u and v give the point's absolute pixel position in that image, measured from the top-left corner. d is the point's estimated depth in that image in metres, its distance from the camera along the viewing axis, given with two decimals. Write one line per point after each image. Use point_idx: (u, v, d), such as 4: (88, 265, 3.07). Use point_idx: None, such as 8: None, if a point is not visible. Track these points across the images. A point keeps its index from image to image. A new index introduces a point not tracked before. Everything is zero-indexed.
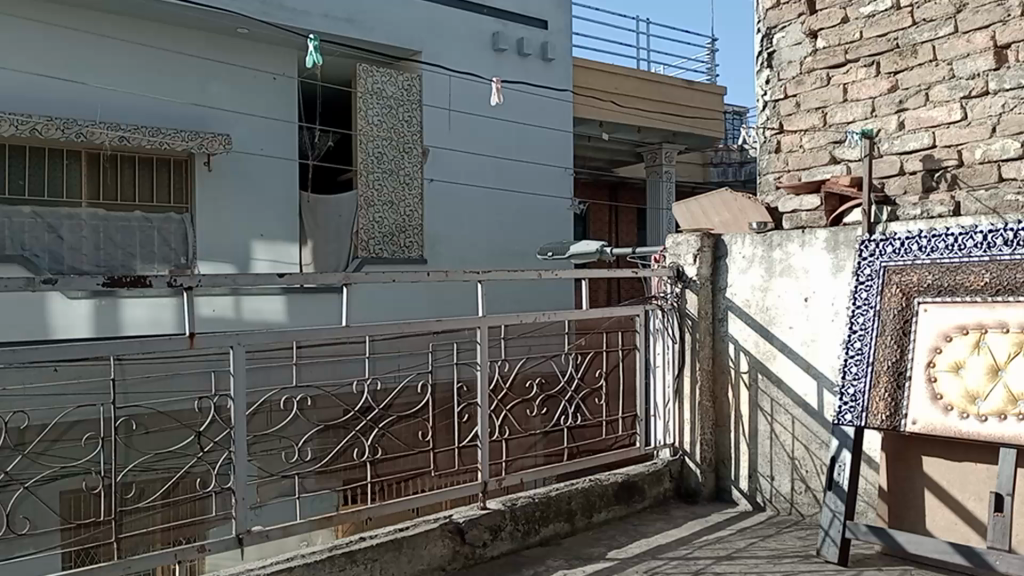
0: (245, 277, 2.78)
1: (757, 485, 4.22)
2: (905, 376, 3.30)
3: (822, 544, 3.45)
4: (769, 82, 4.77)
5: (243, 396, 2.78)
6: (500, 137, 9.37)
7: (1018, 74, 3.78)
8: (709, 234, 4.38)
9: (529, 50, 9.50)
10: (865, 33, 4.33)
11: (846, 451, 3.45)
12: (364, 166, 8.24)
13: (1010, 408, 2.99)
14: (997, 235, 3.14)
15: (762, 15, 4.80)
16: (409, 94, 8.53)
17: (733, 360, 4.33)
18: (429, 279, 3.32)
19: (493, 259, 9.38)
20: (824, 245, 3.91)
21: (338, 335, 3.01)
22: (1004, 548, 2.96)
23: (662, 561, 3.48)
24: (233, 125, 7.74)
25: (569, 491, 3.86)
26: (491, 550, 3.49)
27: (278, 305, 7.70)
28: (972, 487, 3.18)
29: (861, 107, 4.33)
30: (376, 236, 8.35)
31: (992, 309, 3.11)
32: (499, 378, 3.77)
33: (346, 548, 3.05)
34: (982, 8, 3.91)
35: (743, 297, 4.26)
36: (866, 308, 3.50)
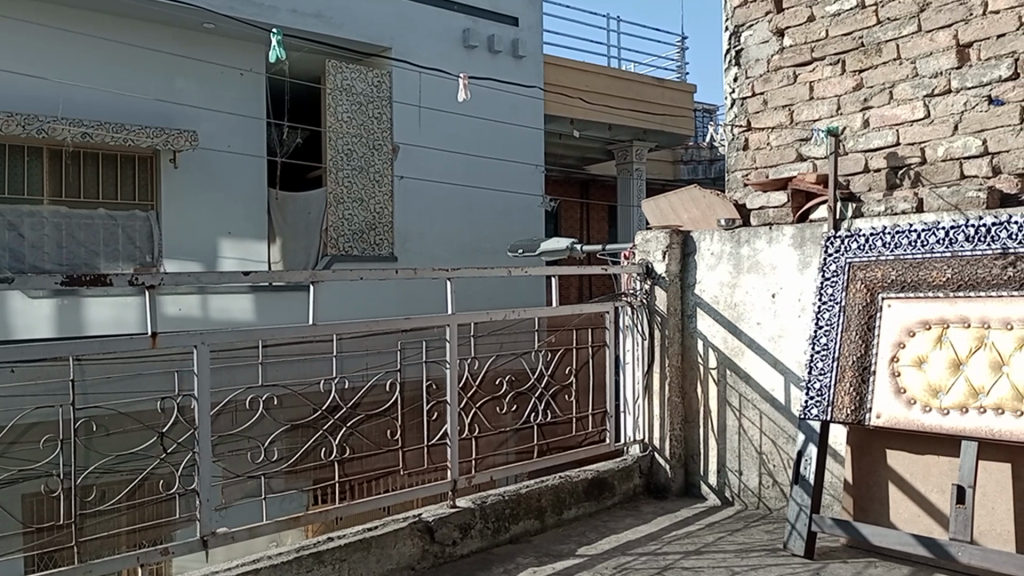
0: (210, 275, 2.73)
1: (725, 480, 4.26)
2: (870, 370, 3.34)
3: (789, 537, 3.49)
4: (737, 80, 4.81)
5: (205, 397, 2.74)
6: (471, 135, 9.35)
7: (979, 73, 3.85)
8: (678, 231, 4.41)
9: (500, 47, 9.48)
10: (831, 31, 4.37)
11: (812, 445, 3.49)
12: (333, 163, 8.17)
13: (971, 402, 3.03)
14: (959, 231, 3.18)
15: (730, 13, 4.83)
16: (379, 91, 8.47)
17: (702, 356, 4.36)
18: (397, 276, 3.29)
19: (464, 257, 9.36)
20: (791, 241, 3.95)
21: (306, 334, 2.96)
22: (965, 539, 2.96)
23: (631, 556, 3.49)
24: (200, 121, 7.62)
25: (540, 488, 3.86)
26: (461, 549, 3.48)
27: (246, 303, 7.60)
28: (934, 479, 3.23)
29: (827, 105, 4.37)
30: (346, 234, 8.30)
31: (954, 304, 3.15)
32: (468, 376, 3.76)
33: (314, 548, 3.02)
34: (944, 7, 3.97)
35: (712, 293, 4.29)
36: (831, 303, 3.53)
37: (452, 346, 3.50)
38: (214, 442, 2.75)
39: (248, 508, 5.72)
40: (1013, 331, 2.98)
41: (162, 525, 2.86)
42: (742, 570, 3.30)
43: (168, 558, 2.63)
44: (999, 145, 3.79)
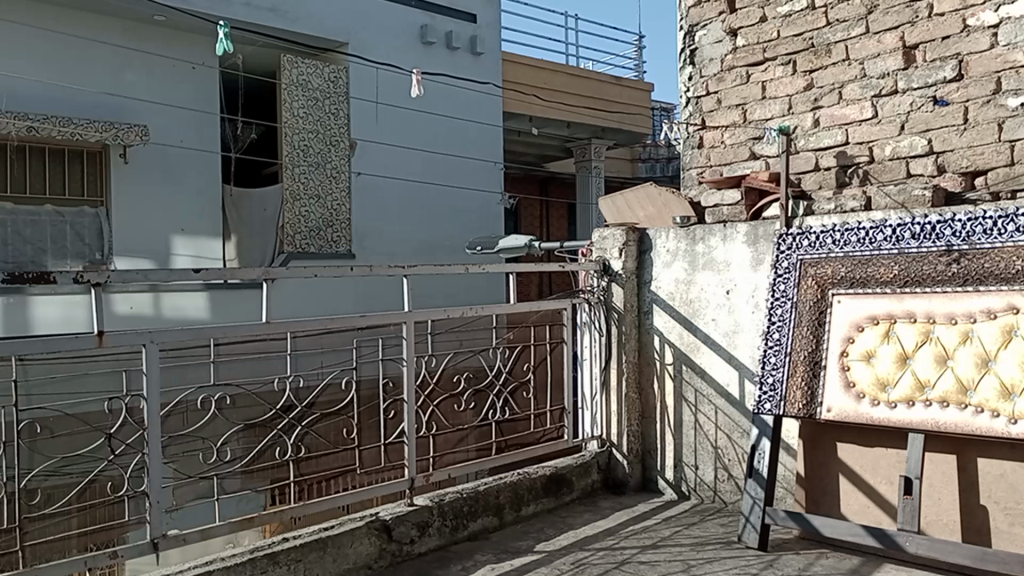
0: (159, 273, 2.67)
1: (682, 475, 4.31)
2: (821, 365, 3.41)
3: (743, 531, 3.54)
4: (691, 78, 4.86)
5: (154, 396, 2.69)
6: (429, 131, 9.31)
7: (924, 75, 3.95)
8: (634, 228, 4.44)
9: (458, 43, 9.45)
10: (783, 32, 4.44)
11: (765, 439, 3.55)
12: (289, 158, 8.06)
13: (917, 395, 3.11)
14: (905, 228, 3.25)
15: (684, 13, 4.89)
16: (335, 87, 8.38)
17: (658, 352, 4.40)
18: (352, 274, 3.25)
19: (424, 255, 9.32)
20: (744, 238, 4.00)
21: (260, 332, 2.91)
22: (913, 530, 3.04)
23: (589, 552, 3.51)
24: (151, 116, 7.47)
25: (497, 485, 3.86)
26: (418, 547, 3.46)
27: (201, 302, 7.46)
28: (883, 471, 3.31)
29: (779, 105, 4.45)
30: (303, 231, 8.19)
31: (900, 300, 3.23)
32: (425, 374, 3.73)
33: (268, 549, 2.98)
34: (892, 9, 4.05)
35: (668, 290, 4.33)
36: (784, 300, 3.58)
37: (408, 344, 3.47)
38: (165, 443, 2.70)
39: (201, 509, 5.62)
40: (956, 326, 3.07)
41: (112, 528, 2.80)
42: (697, 563, 3.34)
43: (118, 561, 2.57)
44: (943, 145, 3.89)
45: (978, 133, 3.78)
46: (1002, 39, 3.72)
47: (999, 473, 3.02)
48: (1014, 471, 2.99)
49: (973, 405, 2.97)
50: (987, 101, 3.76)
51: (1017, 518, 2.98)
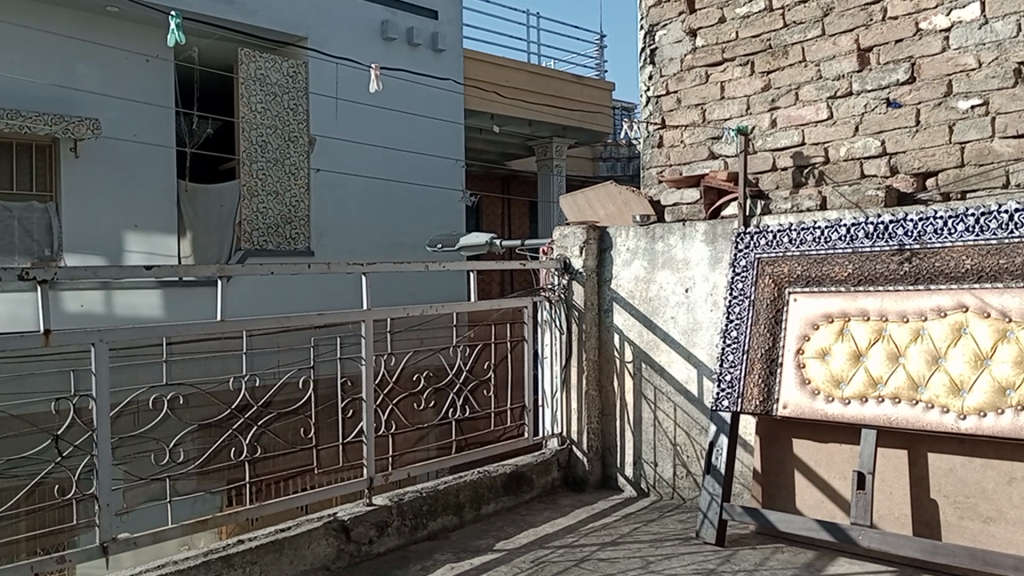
0: (109, 269, 2.59)
1: (641, 472, 4.33)
2: (778, 362, 3.46)
3: (701, 527, 3.57)
4: (652, 78, 4.90)
5: (104, 398, 2.62)
6: (389, 128, 9.24)
7: (878, 77, 4.02)
8: (595, 227, 4.46)
9: (419, 40, 9.38)
10: (741, 32, 4.48)
11: (723, 436, 3.58)
12: (246, 154, 7.95)
13: (870, 391, 3.17)
14: (859, 228, 3.30)
15: (644, 12, 4.91)
16: (294, 82, 8.27)
17: (618, 350, 4.42)
18: (310, 271, 3.19)
19: (384, 253, 9.25)
20: (703, 237, 4.04)
21: (215, 330, 2.83)
22: (866, 523, 3.09)
23: (549, 550, 3.51)
24: (103, 109, 7.29)
25: (457, 484, 3.85)
26: (378, 547, 3.43)
27: (154, 300, 7.31)
28: (837, 466, 3.36)
29: (737, 105, 4.50)
30: (260, 227, 8.07)
31: (854, 299, 3.29)
32: (385, 372, 3.67)
33: (223, 552, 2.92)
34: (847, 12, 4.11)
35: (627, 288, 4.35)
36: (742, 298, 3.62)
37: (368, 343, 3.43)
38: (115, 443, 2.62)
39: (153, 511, 5.50)
40: (908, 324, 3.13)
41: (60, 532, 2.73)
42: (656, 559, 3.36)
43: (66, 566, 2.48)
44: (896, 146, 3.97)
45: (930, 134, 3.86)
46: (953, 42, 3.80)
47: (949, 467, 3.09)
48: (963, 465, 3.05)
49: (923, 402, 3.03)
50: (938, 104, 3.84)
51: (966, 512, 3.04)
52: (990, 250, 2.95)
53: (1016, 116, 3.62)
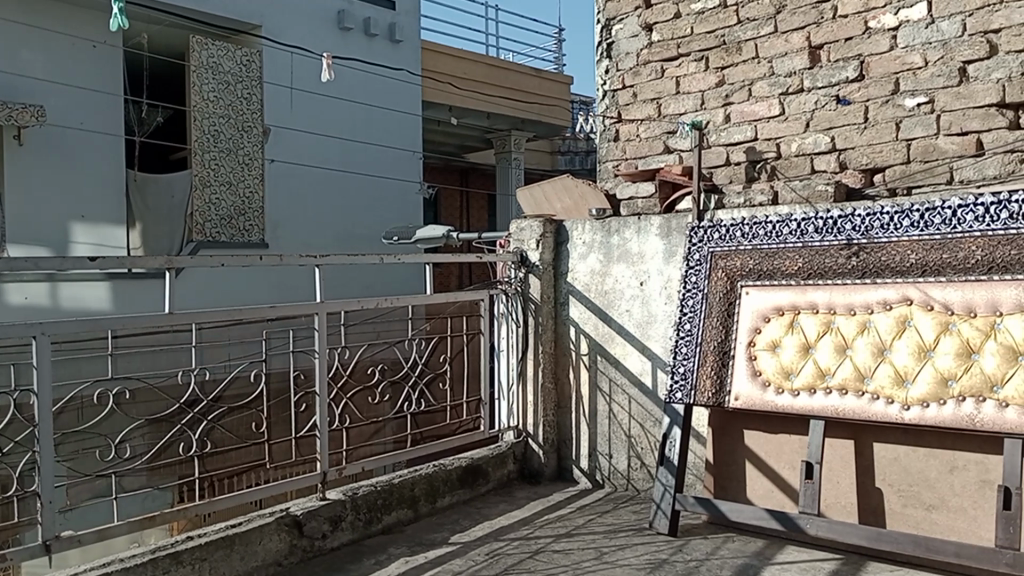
0: (49, 259, 2.51)
1: (596, 464, 4.36)
2: (730, 354, 3.51)
3: (654, 517, 3.60)
4: (608, 72, 4.93)
5: (46, 392, 2.54)
6: (345, 119, 9.15)
7: (828, 74, 4.08)
8: (551, 220, 4.46)
9: (377, 30, 9.29)
10: (696, 28, 4.52)
11: (676, 427, 3.62)
12: (197, 144, 7.79)
13: (819, 382, 3.24)
14: (809, 222, 3.37)
15: (601, 6, 4.93)
16: (248, 71, 8.13)
17: (574, 343, 4.43)
18: (261, 263, 3.14)
19: (339, 245, 9.18)
20: (658, 231, 4.07)
21: (161, 324, 2.79)
22: (813, 512, 3.16)
23: (504, 542, 3.51)
24: (48, 95, 7.07)
25: (412, 477, 3.83)
26: (331, 542, 3.40)
27: (102, 293, 7.15)
28: (787, 456, 3.42)
29: (692, 100, 4.55)
30: (213, 219, 7.94)
31: (803, 292, 3.35)
32: (339, 365, 3.61)
33: (171, 549, 2.87)
34: (799, 9, 4.17)
35: (583, 281, 4.37)
36: (695, 291, 3.66)
37: (322, 336, 3.39)
38: (58, 439, 2.56)
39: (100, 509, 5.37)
40: (855, 317, 3.20)
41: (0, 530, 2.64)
42: (610, 550, 3.38)
43: (7, 564, 2.41)
44: (845, 142, 4.04)
45: (878, 131, 3.94)
46: (900, 41, 3.88)
47: (893, 457, 3.16)
48: (908, 455, 3.13)
49: (870, 393, 3.10)
50: (886, 101, 3.92)
51: (910, 499, 3.12)
52: (934, 245, 3.03)
53: (959, 114, 3.71)
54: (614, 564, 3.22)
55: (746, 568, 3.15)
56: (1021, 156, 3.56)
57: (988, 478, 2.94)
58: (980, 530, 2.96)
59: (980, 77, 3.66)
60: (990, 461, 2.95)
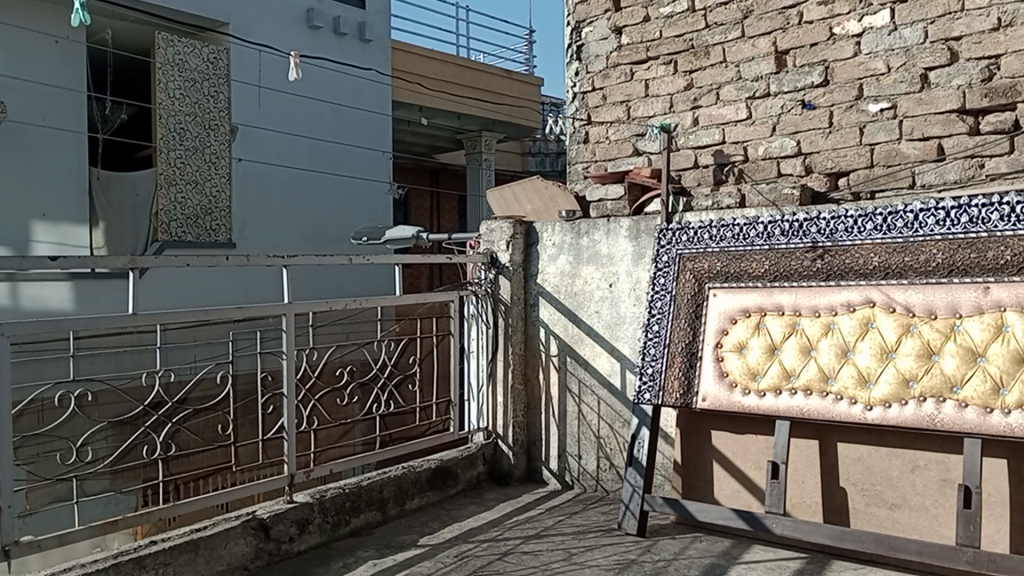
0: (10, 259, 2.46)
1: (565, 465, 4.37)
2: (697, 355, 3.54)
3: (622, 518, 3.62)
4: (578, 74, 4.95)
5: (5, 393, 2.49)
6: (314, 119, 9.08)
7: (794, 79, 4.13)
8: (521, 221, 4.47)
9: (346, 29, 9.24)
10: (664, 32, 4.56)
11: (644, 429, 3.65)
12: (163, 142, 7.69)
13: (784, 383, 3.28)
14: (776, 225, 3.41)
15: (571, 9, 4.96)
16: (214, 68, 8.03)
17: (544, 344, 4.44)
18: (226, 263, 3.11)
19: (308, 245, 9.10)
20: (627, 233, 4.09)
21: (125, 325, 2.75)
22: (779, 512, 3.19)
23: (473, 544, 3.51)
24: (11, 91, 6.91)
25: (381, 479, 3.81)
26: (298, 545, 3.36)
27: (64, 293, 7.01)
28: (753, 457, 3.46)
29: (660, 103, 4.58)
30: (179, 218, 7.86)
31: (769, 294, 3.40)
32: (307, 367, 3.58)
33: (134, 553, 2.82)
34: (765, 14, 4.22)
35: (553, 282, 4.38)
36: (663, 293, 3.69)
37: (289, 337, 3.36)
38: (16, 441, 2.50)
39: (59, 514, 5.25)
40: (819, 319, 3.25)
41: None
42: (579, 551, 3.39)
43: None
44: (811, 147, 4.10)
45: (842, 136, 4.00)
46: (864, 48, 3.94)
47: (857, 456, 3.21)
48: (870, 454, 3.19)
49: (834, 393, 3.15)
50: (850, 107, 3.98)
51: (873, 499, 3.17)
52: (896, 249, 3.08)
53: (921, 120, 3.78)
54: (583, 565, 3.23)
55: (713, 567, 3.18)
56: (979, 162, 3.65)
57: (948, 477, 3.00)
58: (941, 529, 3.01)
59: (941, 83, 3.74)
60: (950, 460, 3.00)
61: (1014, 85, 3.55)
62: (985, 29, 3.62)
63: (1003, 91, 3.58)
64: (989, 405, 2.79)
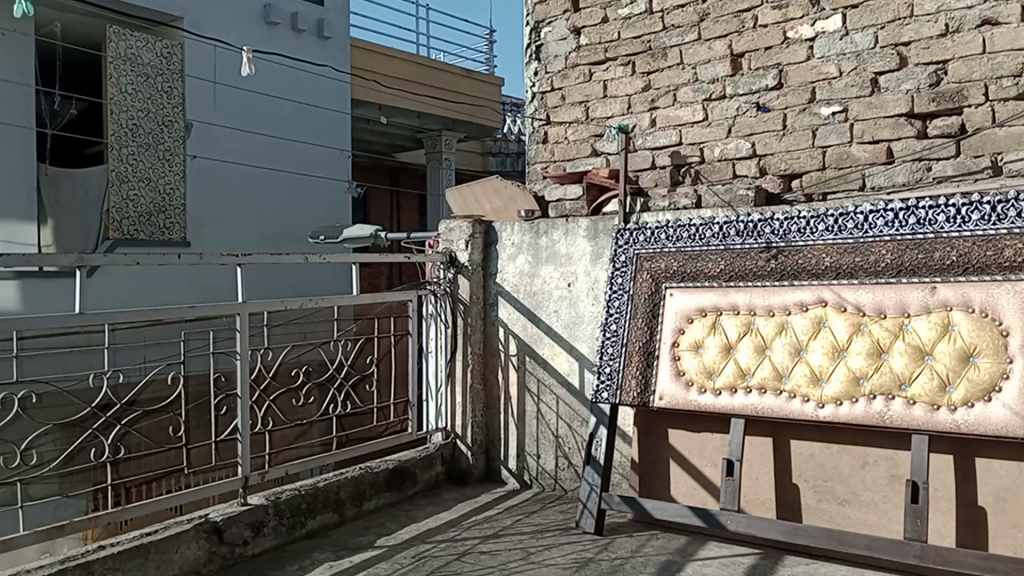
0: None
1: (524, 464, 4.37)
2: (655, 354, 3.56)
3: (580, 517, 3.63)
4: (537, 74, 4.95)
5: None
6: (271, 116, 8.96)
7: (749, 82, 4.19)
8: (481, 221, 4.47)
9: (304, 25, 9.15)
10: (622, 33, 4.59)
11: (602, 427, 3.66)
12: (114, 138, 7.51)
13: (739, 381, 3.32)
14: (731, 225, 3.44)
15: (530, 9, 4.97)
16: (168, 63, 7.89)
17: (502, 344, 4.44)
18: (179, 262, 3.04)
19: (265, 244, 8.98)
20: (585, 233, 4.11)
21: (72, 325, 2.67)
22: (733, 509, 3.23)
23: (431, 544, 3.49)
24: None
25: (337, 481, 3.77)
26: (252, 548, 3.31)
27: (10, 292, 6.82)
28: (708, 455, 3.50)
29: (619, 104, 4.61)
30: (130, 216, 7.67)
31: (725, 293, 3.44)
32: (261, 367, 3.52)
33: (81, 559, 2.75)
34: (721, 18, 4.27)
35: (512, 282, 4.38)
36: (621, 292, 3.72)
37: (243, 337, 3.30)
38: None
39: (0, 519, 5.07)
40: (773, 318, 3.29)
41: None
42: (536, 550, 3.40)
43: None
44: (765, 149, 4.15)
45: (795, 138, 4.06)
46: (817, 52, 4.01)
47: (809, 453, 3.27)
48: (822, 451, 3.24)
49: (787, 391, 3.20)
50: (803, 109, 4.04)
51: (824, 494, 3.23)
52: (847, 249, 3.14)
53: (871, 123, 3.86)
54: (540, 564, 3.24)
55: (668, 564, 3.21)
56: (927, 165, 3.73)
57: (897, 473, 3.07)
58: (889, 523, 3.08)
59: (890, 88, 3.82)
60: (898, 456, 3.07)
61: (961, 90, 3.65)
62: (934, 35, 3.70)
63: (950, 96, 3.67)
64: (936, 403, 2.86)
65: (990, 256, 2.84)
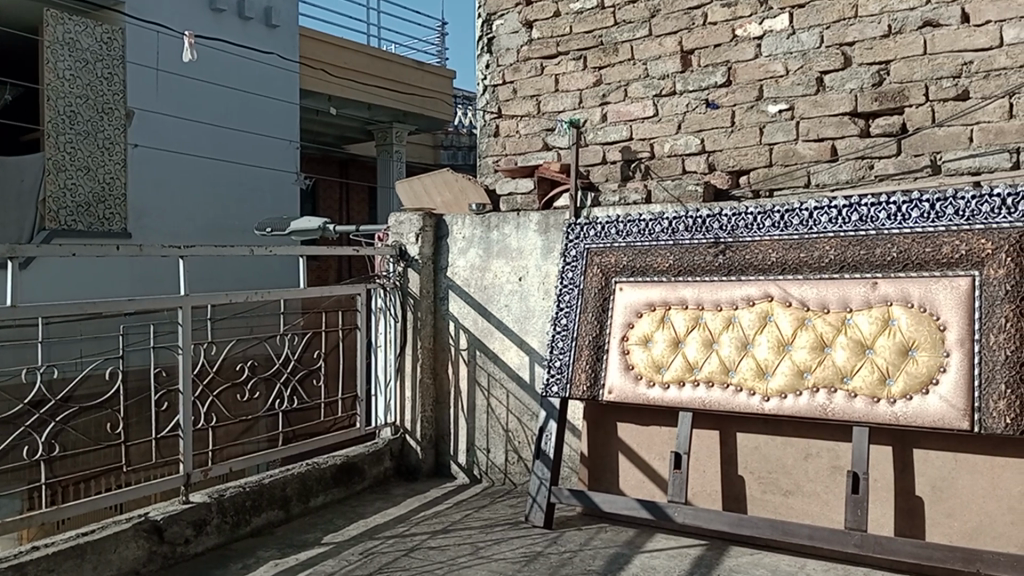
0: None
1: (474, 459, 4.35)
2: (604, 349, 3.58)
3: (529, 511, 3.64)
4: (488, 67, 4.93)
5: None
6: (216, 105, 8.77)
7: (698, 78, 4.23)
8: (431, 214, 4.44)
9: (251, 13, 8.97)
10: (575, 27, 4.60)
11: (552, 421, 3.66)
12: (51, 125, 7.26)
13: (687, 375, 3.35)
14: (680, 221, 3.49)
15: (482, 1, 4.94)
16: (109, 49, 7.64)
17: (453, 338, 4.41)
18: (117, 253, 2.94)
19: (209, 236, 8.78)
20: (536, 227, 4.10)
21: (7, 317, 2.57)
22: (681, 501, 3.27)
23: (379, 540, 3.45)
24: None
25: (283, 477, 3.70)
26: (194, 547, 3.23)
27: None
28: (656, 447, 3.53)
29: (570, 98, 4.62)
30: (67, 206, 7.39)
31: (673, 288, 3.47)
32: (206, 361, 3.45)
33: (14, 560, 2.65)
34: (672, 14, 4.31)
35: (463, 276, 4.35)
36: (571, 287, 3.73)
37: (186, 330, 3.22)
38: None
39: None
40: (721, 313, 3.33)
41: None
42: (485, 545, 3.38)
43: None
44: (713, 145, 4.20)
45: (743, 135, 4.11)
46: (764, 50, 4.07)
47: (754, 446, 3.32)
48: (767, 444, 3.29)
49: (733, 384, 3.23)
50: (751, 107, 4.09)
51: (768, 486, 3.28)
52: (793, 245, 3.21)
53: (816, 121, 3.93)
54: (488, 559, 3.23)
55: (616, 557, 3.23)
56: (869, 163, 3.82)
57: (838, 465, 3.13)
58: (830, 513, 3.15)
59: (835, 87, 3.90)
60: (840, 448, 3.14)
61: (903, 90, 3.74)
62: (877, 35, 3.79)
63: (891, 96, 3.76)
64: (876, 395, 2.92)
65: (928, 253, 2.92)
